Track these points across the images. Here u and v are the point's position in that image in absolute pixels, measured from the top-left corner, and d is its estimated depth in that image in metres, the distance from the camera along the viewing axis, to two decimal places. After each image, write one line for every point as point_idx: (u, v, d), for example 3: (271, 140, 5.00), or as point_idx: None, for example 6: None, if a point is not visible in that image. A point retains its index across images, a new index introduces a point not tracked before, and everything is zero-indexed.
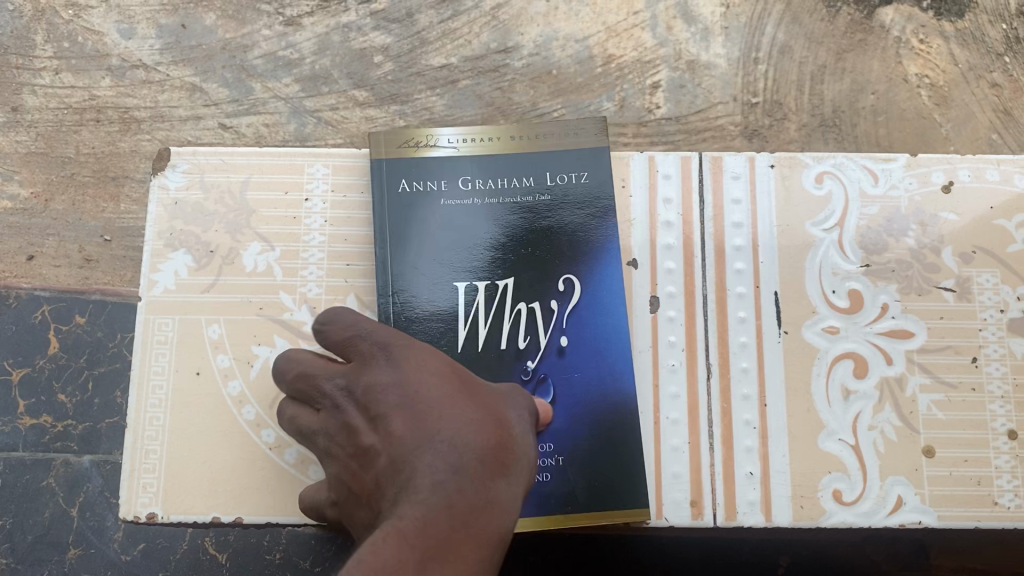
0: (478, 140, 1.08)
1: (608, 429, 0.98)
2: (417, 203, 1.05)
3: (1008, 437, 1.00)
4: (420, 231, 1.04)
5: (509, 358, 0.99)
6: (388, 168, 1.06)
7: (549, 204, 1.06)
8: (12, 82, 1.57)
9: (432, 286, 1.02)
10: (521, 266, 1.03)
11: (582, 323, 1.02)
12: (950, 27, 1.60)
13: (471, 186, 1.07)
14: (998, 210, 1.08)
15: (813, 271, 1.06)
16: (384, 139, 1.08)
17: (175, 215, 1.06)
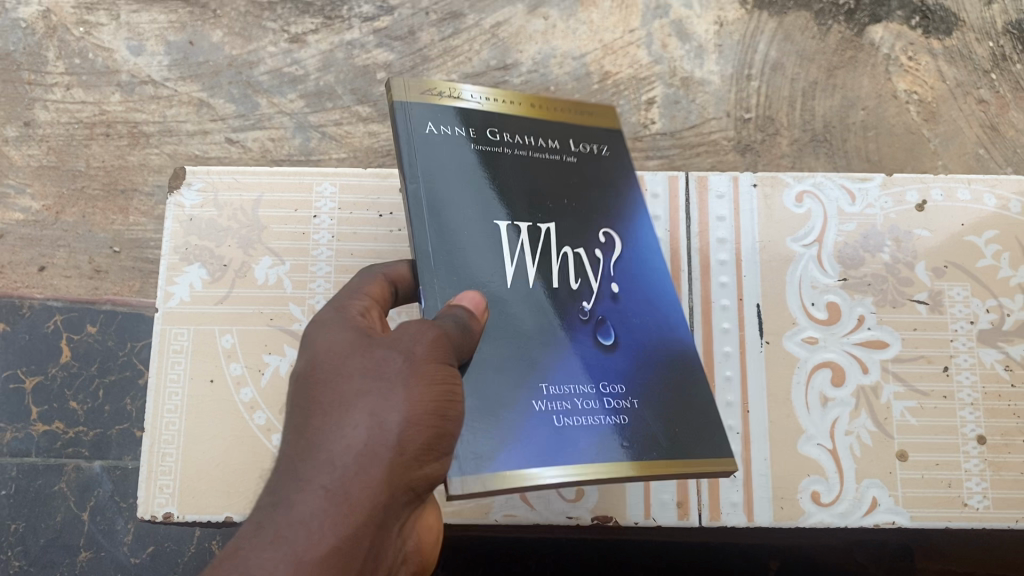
0: (505, 95, 0.78)
1: (681, 378, 0.71)
2: (440, 148, 0.73)
3: (978, 442, 0.82)
4: (446, 184, 0.72)
5: (558, 298, 0.72)
6: (405, 113, 0.73)
7: (584, 166, 0.79)
8: (24, 98, 1.63)
9: (460, 241, 0.70)
10: (563, 215, 0.76)
11: (634, 258, 0.77)
12: (939, 45, 1.63)
13: (502, 138, 0.76)
14: (970, 227, 0.89)
15: (792, 281, 0.87)
16: (400, 80, 0.74)
17: (192, 230, 0.91)
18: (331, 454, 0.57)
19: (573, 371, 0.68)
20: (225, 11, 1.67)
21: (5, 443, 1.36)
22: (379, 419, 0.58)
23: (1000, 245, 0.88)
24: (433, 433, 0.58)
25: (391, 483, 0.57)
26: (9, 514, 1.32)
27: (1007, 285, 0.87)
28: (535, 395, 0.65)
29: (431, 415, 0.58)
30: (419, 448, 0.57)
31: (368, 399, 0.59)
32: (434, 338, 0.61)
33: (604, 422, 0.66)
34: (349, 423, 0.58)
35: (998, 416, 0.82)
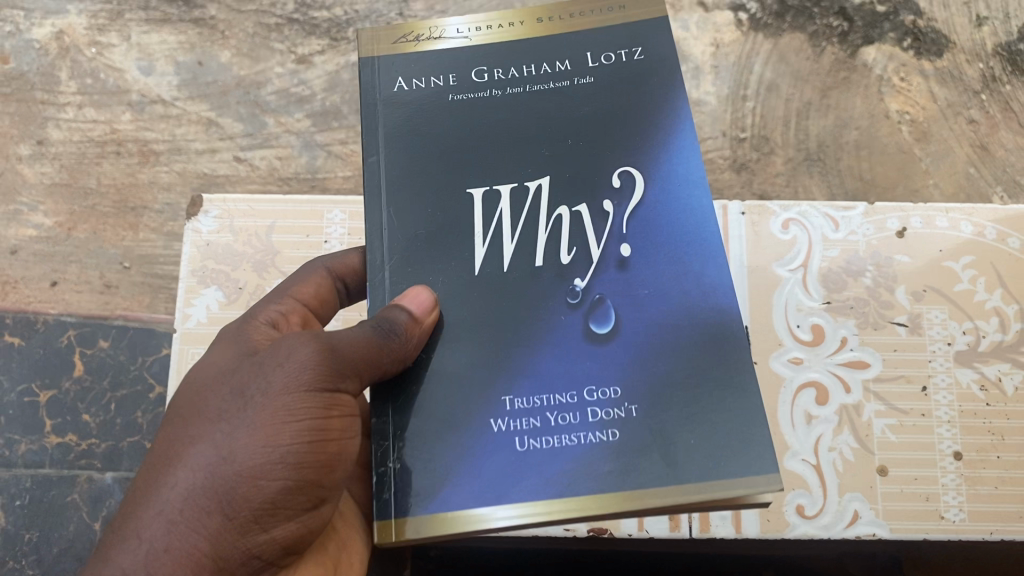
0: (500, 24, 0.73)
1: (705, 360, 0.61)
2: (409, 106, 0.70)
3: (955, 458, 0.85)
4: (410, 148, 0.69)
5: (545, 279, 0.65)
6: (374, 71, 0.72)
7: (598, 87, 0.70)
8: (37, 117, 1.67)
9: (422, 215, 0.67)
10: (559, 162, 0.68)
11: (662, 206, 0.66)
12: (930, 66, 1.67)
13: (488, 78, 0.71)
14: (948, 252, 0.92)
15: (778, 303, 0.91)
16: (374, 33, 0.73)
17: (208, 255, 0.95)
18: (153, 522, 0.61)
19: (552, 376, 0.61)
20: (234, 32, 1.72)
21: (19, 454, 1.39)
22: (211, 478, 0.61)
23: (976, 270, 0.92)
24: (276, 490, 0.62)
25: (220, 545, 0.61)
26: (24, 524, 1.35)
27: (983, 308, 0.90)
28: (496, 414, 0.61)
29: (272, 468, 0.61)
30: (253, 507, 0.61)
31: (202, 455, 0.62)
32: (309, 375, 0.63)
33: (586, 439, 0.59)
34: (180, 483, 0.62)
35: (973, 433, 0.86)
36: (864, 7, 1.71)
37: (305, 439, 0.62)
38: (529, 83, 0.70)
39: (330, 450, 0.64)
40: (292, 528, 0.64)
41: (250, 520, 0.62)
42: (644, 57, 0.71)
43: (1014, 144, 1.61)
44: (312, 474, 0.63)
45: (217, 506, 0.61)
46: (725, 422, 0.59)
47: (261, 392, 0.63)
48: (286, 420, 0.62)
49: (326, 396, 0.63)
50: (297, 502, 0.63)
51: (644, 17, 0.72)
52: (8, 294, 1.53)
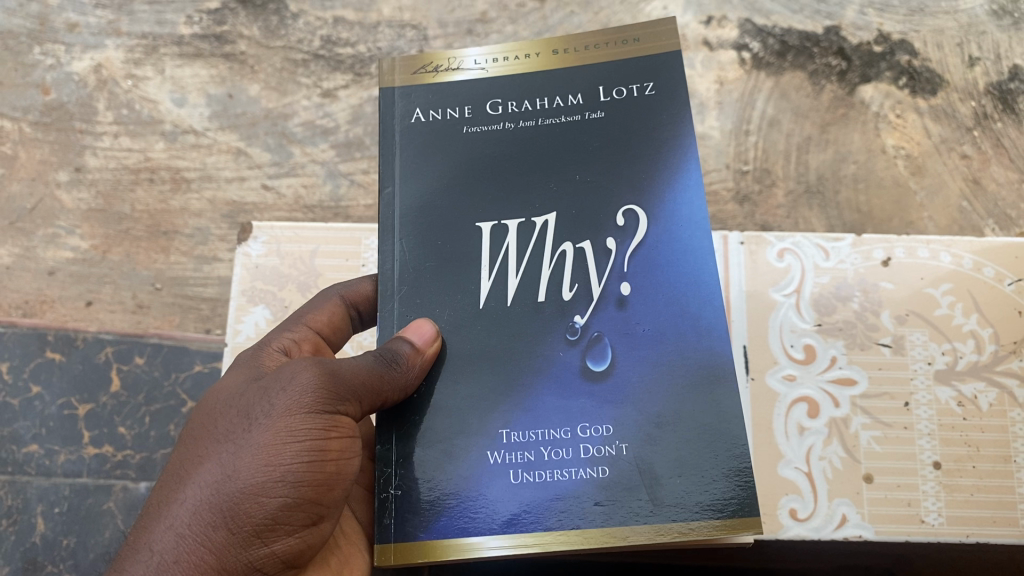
0: (517, 56, 0.79)
1: (692, 397, 0.68)
2: (429, 137, 0.77)
3: (934, 467, 0.88)
4: (426, 179, 0.76)
5: (547, 316, 0.72)
6: (397, 98, 0.78)
7: (606, 122, 0.76)
8: (75, 145, 1.76)
9: (434, 244, 0.74)
10: (567, 198, 0.74)
11: (661, 251, 0.72)
12: (924, 104, 1.75)
13: (501, 111, 0.77)
14: (928, 280, 0.94)
15: (772, 326, 0.94)
16: (398, 62, 0.80)
17: (256, 276, 0.99)
18: (164, 535, 0.65)
19: (549, 412, 0.69)
20: (262, 67, 1.81)
21: (59, 464, 1.48)
22: (216, 494, 0.66)
23: (955, 297, 0.93)
24: (278, 506, 0.67)
25: (226, 557, 0.65)
26: (62, 530, 1.43)
27: (961, 331, 0.92)
28: (496, 445, 0.68)
29: (274, 486, 0.66)
30: (255, 521, 0.66)
31: (209, 474, 0.67)
32: (310, 399, 0.69)
33: (576, 474, 0.67)
34: (188, 499, 0.67)
35: (950, 444, 0.88)
36: (861, 47, 1.79)
37: (304, 459, 0.67)
38: (541, 117, 0.77)
39: (328, 470, 0.69)
40: (292, 544, 0.68)
41: (252, 533, 0.66)
42: (654, 90, 0.76)
43: (1004, 179, 1.69)
44: (310, 493, 0.68)
45: (222, 522, 0.66)
46: (709, 467, 0.65)
47: (266, 415, 0.69)
48: (287, 441, 0.67)
49: (324, 419, 0.69)
50: (297, 518, 0.68)
51: (657, 51, 0.77)
52: (46, 313, 1.62)
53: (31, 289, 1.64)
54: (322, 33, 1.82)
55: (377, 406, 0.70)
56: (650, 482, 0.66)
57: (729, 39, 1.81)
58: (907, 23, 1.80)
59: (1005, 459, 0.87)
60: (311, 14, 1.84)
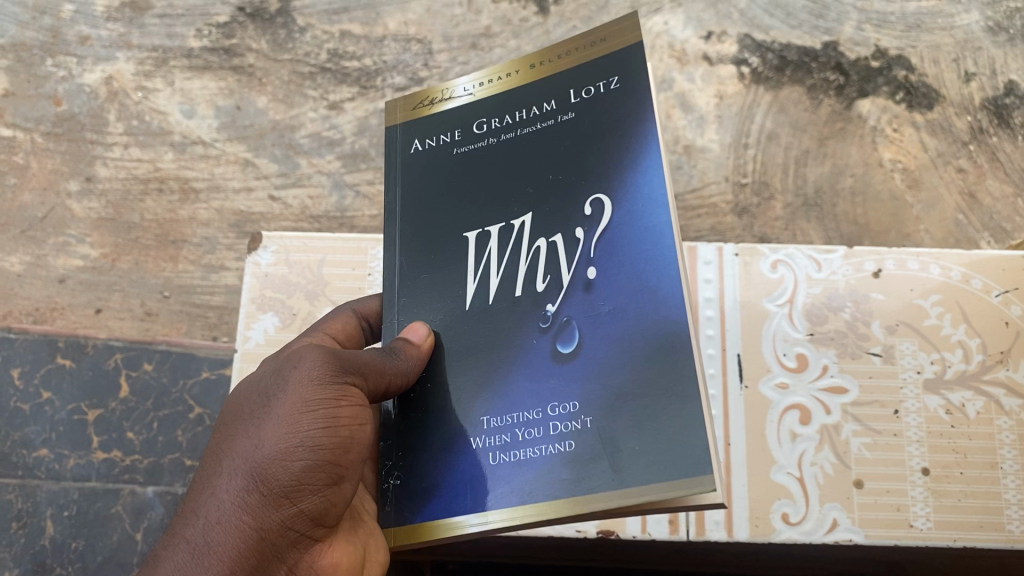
0: (499, 77, 0.71)
1: (656, 370, 0.57)
2: (419, 169, 0.72)
3: (924, 473, 0.87)
4: (418, 205, 0.71)
5: (522, 308, 0.64)
6: (394, 138, 0.74)
7: (578, 125, 0.66)
8: (86, 155, 1.79)
9: (424, 271, 0.69)
10: (541, 198, 0.66)
11: (622, 218, 0.61)
12: (921, 118, 1.78)
13: (486, 128, 0.70)
14: (918, 291, 0.93)
15: (766, 334, 0.92)
16: (398, 101, 0.76)
17: (266, 284, 0.97)
18: (205, 503, 0.64)
19: (521, 396, 0.61)
20: (270, 79, 1.84)
21: (68, 468, 1.51)
22: (246, 462, 0.64)
23: (944, 307, 0.92)
24: (302, 467, 0.64)
25: (260, 519, 0.63)
26: (71, 534, 1.47)
27: (949, 341, 0.91)
28: (475, 431, 0.63)
29: (293, 448, 0.64)
30: (282, 483, 0.63)
31: (240, 445, 0.66)
32: (326, 367, 0.66)
33: (541, 457, 0.59)
34: (223, 470, 0.65)
35: (938, 451, 0.87)
36: (859, 62, 1.82)
37: (322, 421, 0.64)
38: (520, 129, 0.69)
39: (347, 433, 0.65)
40: (321, 507, 0.65)
41: (280, 495, 0.63)
42: (620, 87, 0.65)
43: (1000, 193, 1.71)
44: (330, 455, 0.64)
45: (254, 485, 0.64)
46: (674, 432, 0.55)
47: (283, 386, 0.67)
48: (303, 406, 0.65)
49: (339, 384, 0.66)
50: (321, 480, 0.64)
51: (624, 48, 0.66)
52: (55, 319, 1.65)
53: (42, 296, 1.67)
54: (329, 46, 1.85)
55: (382, 386, 0.66)
56: (611, 462, 0.56)
57: (728, 54, 1.83)
58: (904, 40, 1.83)
59: (991, 466, 0.86)
60: (318, 27, 1.86)
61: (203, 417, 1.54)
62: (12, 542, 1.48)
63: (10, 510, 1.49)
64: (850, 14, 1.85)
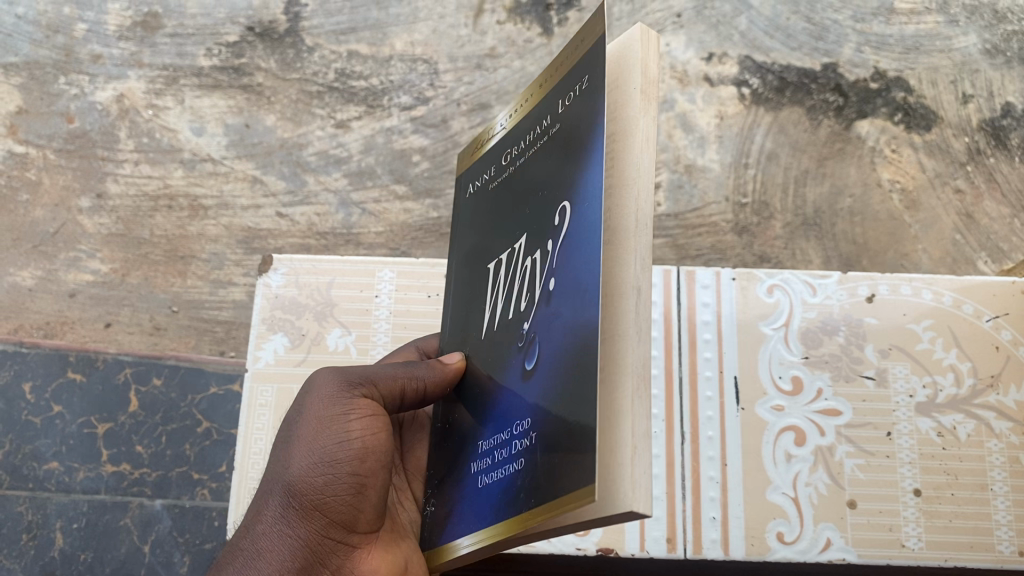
0: (520, 105, 0.70)
1: (574, 380, 0.53)
2: (467, 208, 0.76)
3: (916, 494, 0.89)
4: (466, 244, 0.75)
5: (513, 328, 0.64)
6: (461, 183, 0.79)
7: (558, 136, 0.62)
8: (96, 172, 1.82)
9: (467, 305, 0.73)
10: (532, 217, 0.64)
11: (573, 219, 0.57)
12: (919, 139, 1.79)
13: (509, 158, 0.70)
14: (911, 316, 0.95)
15: (762, 357, 0.94)
16: (465, 149, 0.80)
17: (276, 305, 1.00)
18: (248, 527, 0.68)
19: (504, 417, 0.62)
20: (278, 98, 1.86)
21: (78, 480, 1.54)
22: (277, 483, 0.68)
23: (936, 332, 0.94)
24: (326, 478, 0.67)
25: (298, 531, 0.66)
26: (80, 545, 1.50)
27: (941, 365, 0.93)
28: (476, 456, 0.64)
29: (314, 463, 0.67)
30: (310, 496, 0.67)
31: (273, 468, 0.70)
32: (335, 388, 0.70)
33: (507, 476, 0.58)
34: (261, 493, 0.69)
35: (931, 472, 0.89)
36: (858, 84, 1.83)
37: (338, 436, 0.68)
38: (527, 151, 0.67)
39: (363, 443, 0.68)
40: (349, 516, 0.68)
41: (310, 507, 0.67)
42: (589, 85, 0.58)
43: (997, 213, 1.74)
44: (349, 466, 0.68)
45: (285, 502, 0.67)
46: (579, 439, 0.50)
47: (301, 409, 0.71)
48: (320, 423, 0.68)
49: (349, 401, 0.69)
50: (345, 490, 0.68)
51: (595, 43, 0.58)
52: (66, 334, 1.68)
53: (53, 310, 1.70)
54: (336, 66, 1.87)
55: (396, 390, 0.70)
56: (539, 478, 0.53)
57: (730, 75, 1.84)
58: (903, 61, 1.84)
59: (982, 487, 0.89)
60: (325, 47, 1.88)
61: (210, 430, 1.57)
62: (22, 553, 1.51)
63: (21, 521, 1.52)
64: (849, 36, 1.86)
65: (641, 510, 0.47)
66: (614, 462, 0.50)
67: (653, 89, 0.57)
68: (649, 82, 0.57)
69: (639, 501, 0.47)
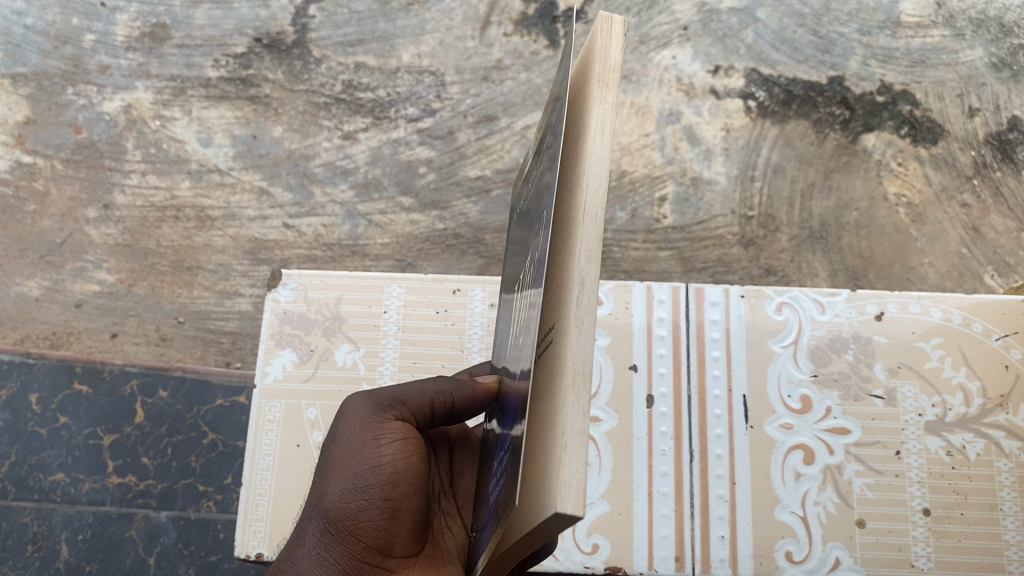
0: (545, 127, 0.72)
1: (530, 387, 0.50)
2: (518, 220, 0.79)
3: (925, 513, 0.89)
4: (511, 268, 0.77)
5: (516, 344, 0.63)
6: (517, 212, 0.82)
7: (552, 148, 0.63)
8: (104, 182, 1.82)
9: (503, 326, 0.74)
10: (534, 232, 0.65)
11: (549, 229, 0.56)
12: (926, 153, 1.79)
13: (534, 179, 0.72)
14: (920, 334, 0.95)
15: (770, 375, 0.94)
16: (523, 180, 0.83)
17: (285, 321, 1.00)
18: (290, 550, 0.70)
19: (504, 436, 0.60)
20: (286, 109, 1.86)
21: (83, 492, 1.54)
22: (315, 506, 0.70)
23: (945, 350, 0.94)
24: (359, 503, 0.68)
25: (335, 554, 0.68)
26: (85, 557, 1.50)
27: (950, 384, 0.93)
28: (489, 477, 0.63)
29: (348, 490, 0.68)
30: (346, 522, 0.68)
31: (311, 495, 0.72)
32: (368, 414, 0.72)
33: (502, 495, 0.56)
34: (301, 520, 0.71)
35: (940, 491, 0.89)
36: (864, 97, 1.83)
37: (371, 461, 0.69)
38: (541, 170, 0.69)
39: (394, 467, 0.69)
40: (384, 540, 0.69)
41: (346, 533, 0.68)
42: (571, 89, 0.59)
43: (1003, 227, 1.74)
44: (382, 491, 0.69)
45: (321, 527, 0.68)
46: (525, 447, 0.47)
47: (337, 434, 0.72)
48: (354, 449, 0.70)
49: (380, 425, 0.71)
50: (379, 515, 0.68)
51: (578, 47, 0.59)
52: (72, 344, 1.68)
53: (59, 320, 1.71)
54: (344, 78, 1.87)
55: (426, 405, 0.73)
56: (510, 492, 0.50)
57: (736, 88, 1.84)
58: (909, 75, 1.84)
59: (991, 507, 0.88)
60: (333, 59, 1.88)
61: (216, 442, 1.58)
62: (26, 565, 1.50)
63: (26, 533, 1.52)
64: (856, 49, 1.86)
65: (567, 510, 0.41)
66: (550, 466, 0.45)
67: (609, 76, 0.56)
68: (610, 68, 0.57)
69: (568, 502, 0.42)
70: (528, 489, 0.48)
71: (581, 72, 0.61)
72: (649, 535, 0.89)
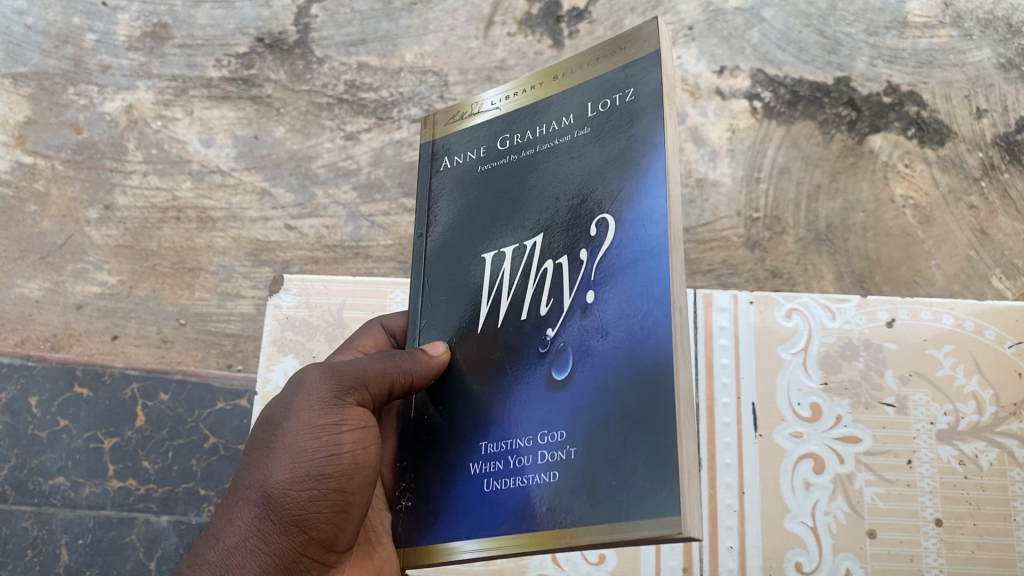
0: (522, 90, 0.67)
1: (631, 403, 0.53)
2: (446, 186, 0.69)
3: (937, 524, 0.87)
4: (449, 228, 0.68)
5: (525, 329, 0.60)
6: (430, 152, 0.72)
7: (591, 141, 0.61)
8: (105, 183, 1.81)
9: (455, 300, 0.66)
10: (551, 218, 0.61)
11: (620, 236, 0.56)
12: (933, 154, 1.77)
13: (509, 145, 0.66)
14: (931, 340, 0.93)
15: (780, 382, 0.93)
16: (433, 117, 0.73)
17: (287, 326, 0.99)
18: (217, 528, 0.63)
19: (514, 422, 0.59)
20: (288, 109, 1.85)
21: (84, 496, 1.53)
22: (256, 488, 0.63)
23: (958, 357, 0.93)
24: (309, 493, 0.62)
25: (273, 544, 0.62)
26: (85, 562, 1.49)
27: (962, 392, 0.91)
28: (474, 457, 0.60)
29: (299, 478, 0.62)
30: (292, 511, 0.62)
31: (249, 470, 0.65)
32: (326, 397, 0.65)
33: (530, 486, 0.56)
34: (234, 493, 0.64)
35: (952, 501, 0.87)
36: (871, 98, 1.81)
37: (328, 449, 0.63)
38: (539, 146, 0.64)
39: (353, 458, 0.64)
40: (330, 534, 0.64)
41: (290, 524, 0.62)
42: (637, 96, 0.59)
43: (1011, 229, 1.72)
44: (335, 483, 0.63)
45: (261, 514, 0.62)
46: (643, 467, 0.51)
47: (288, 410, 0.65)
48: (309, 433, 0.63)
49: (338, 412, 0.64)
50: (328, 507, 0.64)
51: (642, 56, 0.59)
52: (72, 346, 1.67)
53: (60, 322, 1.70)
54: (346, 78, 1.86)
55: (386, 388, 0.65)
56: (591, 496, 0.53)
57: (741, 89, 1.82)
58: (915, 76, 1.82)
59: (1005, 517, 0.87)
60: (335, 59, 1.87)
61: (217, 446, 1.56)
62: (26, 569, 1.49)
63: (25, 537, 1.51)
64: (862, 49, 1.84)
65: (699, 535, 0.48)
66: (664, 486, 0.50)
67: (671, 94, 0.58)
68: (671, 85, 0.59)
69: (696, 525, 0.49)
70: (623, 495, 0.51)
71: (622, 69, 0.61)
72: (657, 546, 0.89)
